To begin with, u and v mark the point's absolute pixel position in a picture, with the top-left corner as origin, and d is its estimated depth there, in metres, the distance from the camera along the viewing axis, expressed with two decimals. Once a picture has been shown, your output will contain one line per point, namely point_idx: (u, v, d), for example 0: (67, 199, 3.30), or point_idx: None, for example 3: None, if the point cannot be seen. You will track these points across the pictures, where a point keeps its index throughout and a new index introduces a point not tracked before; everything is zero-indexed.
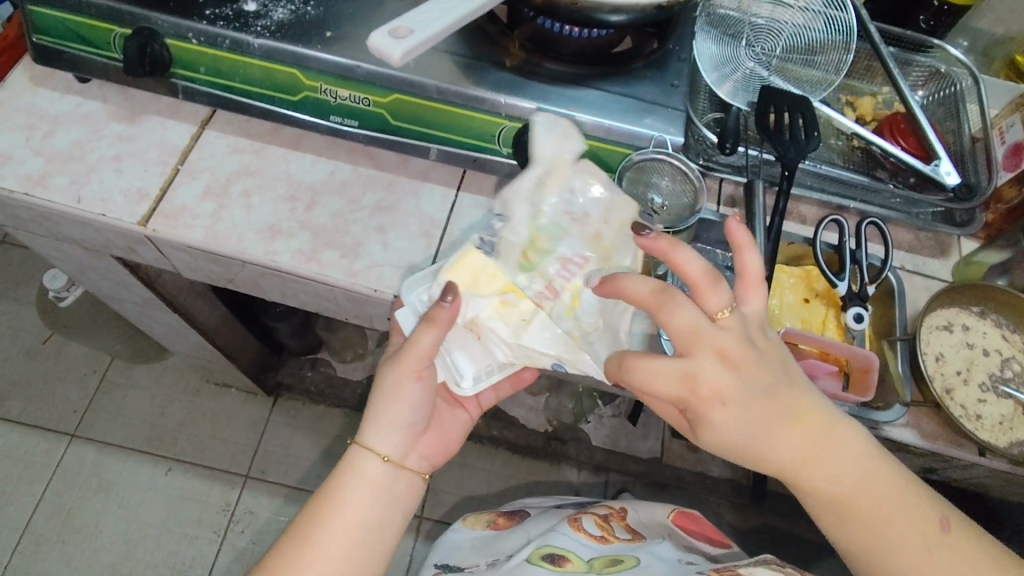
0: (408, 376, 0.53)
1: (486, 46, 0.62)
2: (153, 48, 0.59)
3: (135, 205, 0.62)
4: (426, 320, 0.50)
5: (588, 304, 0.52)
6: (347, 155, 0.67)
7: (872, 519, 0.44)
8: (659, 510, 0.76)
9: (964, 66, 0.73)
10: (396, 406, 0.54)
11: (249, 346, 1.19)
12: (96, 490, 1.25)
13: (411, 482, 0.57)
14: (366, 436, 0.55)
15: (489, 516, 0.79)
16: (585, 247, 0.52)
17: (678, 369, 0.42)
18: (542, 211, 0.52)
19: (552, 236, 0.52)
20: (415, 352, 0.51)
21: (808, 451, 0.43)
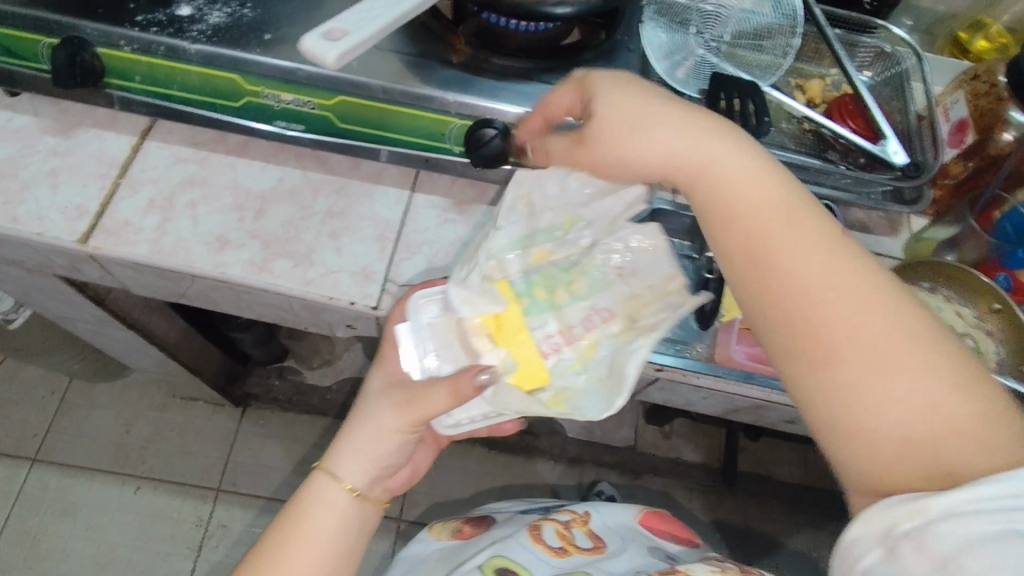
0: (401, 426, 0.53)
1: (432, 43, 0.61)
2: (83, 57, 0.56)
3: (74, 222, 0.59)
4: (450, 381, 0.50)
5: (601, 357, 0.53)
6: (296, 160, 0.65)
7: (813, 262, 0.42)
8: (627, 512, 0.76)
9: (907, 46, 0.75)
10: (375, 444, 0.53)
11: (213, 357, 1.17)
12: (62, 514, 1.21)
13: (375, 514, 0.56)
14: (337, 466, 0.54)
15: (455, 524, 0.79)
16: (617, 304, 0.53)
17: (652, 128, 0.46)
18: (594, 255, 0.53)
19: (592, 284, 0.53)
20: (422, 403, 0.52)
21: (766, 205, 0.44)
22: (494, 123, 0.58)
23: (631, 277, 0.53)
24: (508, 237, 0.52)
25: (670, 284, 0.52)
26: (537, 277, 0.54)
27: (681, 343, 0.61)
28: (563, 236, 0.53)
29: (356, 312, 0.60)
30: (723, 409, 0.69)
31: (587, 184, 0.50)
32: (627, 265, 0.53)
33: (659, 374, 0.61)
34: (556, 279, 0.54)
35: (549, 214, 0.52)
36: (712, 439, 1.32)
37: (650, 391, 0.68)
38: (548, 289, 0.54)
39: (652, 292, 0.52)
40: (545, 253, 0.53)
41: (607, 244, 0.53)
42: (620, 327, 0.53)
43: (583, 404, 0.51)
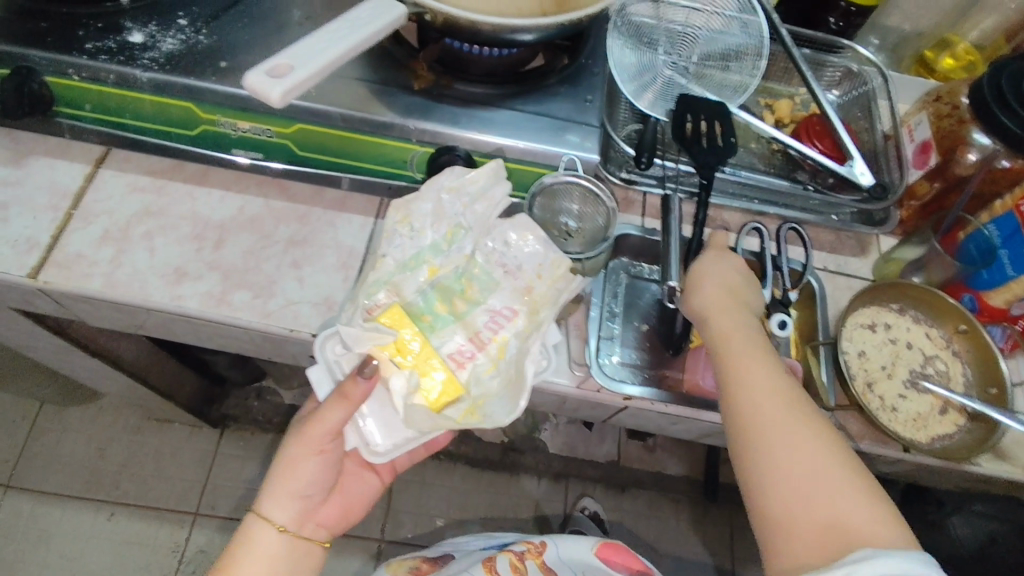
0: (311, 449, 0.51)
1: (394, 69, 0.60)
2: (32, 87, 0.55)
3: (25, 257, 0.58)
4: (338, 394, 0.49)
5: (511, 356, 0.55)
6: (257, 188, 0.64)
7: (764, 393, 0.47)
8: (584, 540, 0.73)
9: (874, 65, 0.75)
10: (293, 476, 0.52)
11: (186, 380, 1.14)
12: (31, 543, 1.18)
13: (312, 552, 0.54)
14: (262, 505, 0.53)
15: (413, 562, 0.77)
16: (514, 301, 0.56)
17: (735, 308, 0.53)
18: (479, 259, 0.56)
19: (485, 286, 0.56)
20: (320, 425, 0.50)
21: (750, 388, 0.48)
22: (455, 150, 0.57)
23: (517, 272, 0.56)
24: (395, 262, 0.55)
25: (557, 269, 0.55)
26: (435, 293, 0.55)
27: (645, 369, 0.62)
28: (447, 248, 0.55)
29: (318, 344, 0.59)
30: (697, 434, 0.68)
31: (456, 198, 0.54)
32: (512, 261, 0.56)
33: (628, 404, 0.60)
34: (451, 290, 0.56)
35: (431, 231, 0.55)
36: (695, 451, 1.31)
37: (622, 417, 0.67)
38: (448, 299, 0.56)
39: (541, 280, 0.55)
40: (436, 269, 0.55)
41: (489, 245, 0.56)
42: (522, 322, 0.55)
43: (494, 409, 0.53)
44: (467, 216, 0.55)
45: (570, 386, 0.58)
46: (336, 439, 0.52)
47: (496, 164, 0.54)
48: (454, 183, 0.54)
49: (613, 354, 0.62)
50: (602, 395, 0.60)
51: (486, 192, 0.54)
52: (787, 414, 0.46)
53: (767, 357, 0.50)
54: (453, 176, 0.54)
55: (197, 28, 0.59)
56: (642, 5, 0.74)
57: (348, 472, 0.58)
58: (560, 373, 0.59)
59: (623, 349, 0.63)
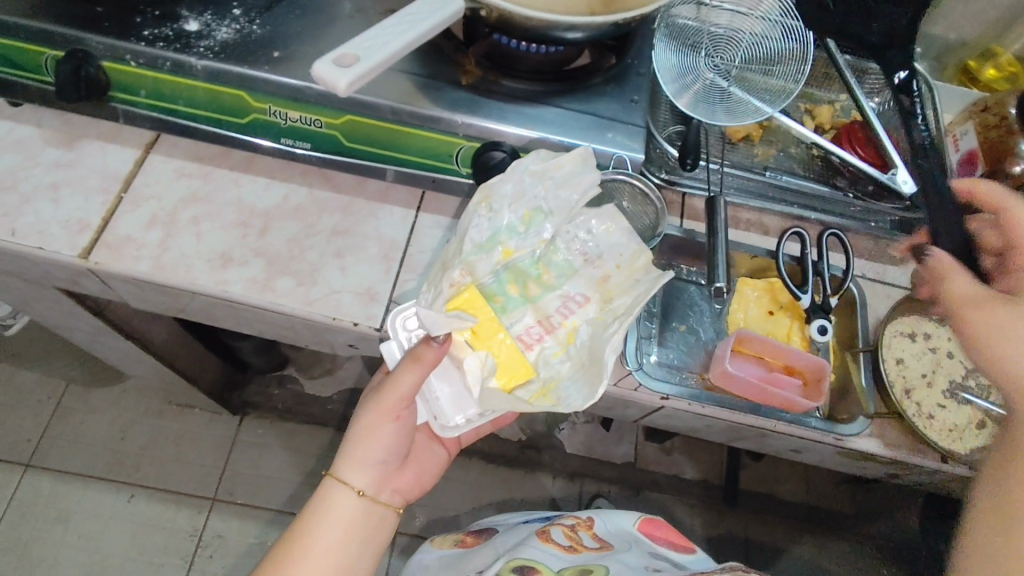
0: (387, 417, 0.54)
1: (442, 64, 0.60)
2: (88, 70, 0.56)
3: (76, 237, 0.59)
4: (410, 358, 0.51)
5: (581, 342, 0.58)
6: (301, 177, 0.65)
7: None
8: (625, 516, 0.76)
9: (917, 74, 0.75)
10: (370, 442, 0.55)
11: (211, 367, 1.16)
12: (54, 521, 1.20)
13: (386, 518, 0.56)
14: (339, 471, 0.55)
15: (456, 537, 0.82)
16: (589, 288, 0.59)
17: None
18: (557, 246, 0.59)
19: (560, 272, 0.60)
20: (397, 392, 0.52)
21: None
22: (501, 145, 0.57)
23: (597, 261, 0.59)
24: (473, 242, 0.56)
25: (637, 260, 0.58)
26: (508, 274, 0.59)
27: (685, 370, 0.63)
28: (525, 231, 0.58)
29: (359, 333, 0.60)
30: (728, 437, 0.68)
31: (540, 179, 0.55)
32: (591, 249, 0.59)
33: (665, 403, 0.60)
34: (526, 274, 0.59)
35: (508, 212, 0.56)
36: (713, 457, 1.31)
37: (654, 416, 0.67)
38: (520, 282, 0.59)
39: (620, 269, 0.58)
40: (510, 251, 0.58)
41: (569, 232, 0.59)
42: (594, 309, 0.58)
43: (567, 392, 0.56)
44: (548, 200, 0.56)
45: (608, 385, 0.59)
46: (409, 407, 0.55)
47: (584, 149, 0.54)
48: (543, 162, 0.54)
49: (650, 354, 0.62)
50: (639, 394, 0.60)
51: (572, 177, 0.55)
52: None
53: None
54: (539, 157, 0.54)
55: (251, 18, 0.60)
56: (686, 7, 0.73)
57: (419, 444, 0.62)
58: None
59: (661, 349, 0.63)
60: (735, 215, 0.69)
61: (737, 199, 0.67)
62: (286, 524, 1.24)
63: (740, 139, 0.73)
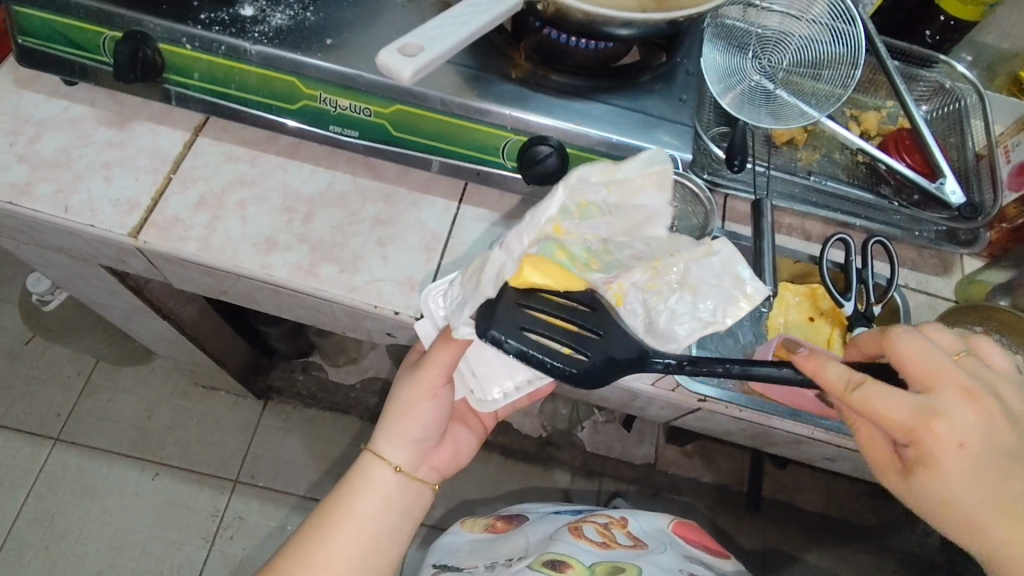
0: (423, 395, 0.58)
1: (492, 56, 0.60)
2: (145, 52, 0.57)
3: (126, 216, 0.60)
4: (444, 339, 0.54)
5: (632, 306, 0.48)
6: (346, 165, 0.65)
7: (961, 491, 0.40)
8: (659, 519, 0.78)
9: (969, 82, 0.74)
10: (409, 419, 0.58)
11: (239, 350, 1.17)
12: (80, 495, 1.22)
13: (421, 493, 0.60)
14: (378, 446, 0.59)
15: (487, 520, 0.84)
16: (640, 263, 0.46)
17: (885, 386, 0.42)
18: (611, 247, 0.46)
19: (610, 262, 0.46)
20: (434, 369, 0.55)
21: (959, 484, 0.40)
22: (548, 140, 0.57)
23: (647, 253, 0.46)
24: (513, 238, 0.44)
25: (697, 248, 0.45)
26: (552, 252, 0.45)
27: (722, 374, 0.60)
28: (577, 221, 0.44)
29: (399, 322, 0.60)
30: (761, 442, 0.67)
31: (604, 181, 0.43)
32: (646, 250, 0.46)
33: (702, 404, 0.60)
34: (571, 255, 0.45)
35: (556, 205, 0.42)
36: (733, 462, 1.30)
37: (688, 418, 0.67)
38: (568, 256, 0.45)
39: (676, 256, 0.45)
40: (561, 231, 0.44)
41: (622, 234, 0.45)
42: (644, 274, 0.46)
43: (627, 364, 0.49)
44: (611, 199, 0.43)
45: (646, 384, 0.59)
46: (447, 385, 0.58)
47: (664, 167, 0.43)
48: (609, 176, 0.43)
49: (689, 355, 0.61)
50: (675, 395, 0.59)
51: (633, 193, 0.43)
52: (991, 510, 0.40)
53: (983, 440, 0.40)
54: (603, 167, 0.42)
55: (305, 5, 0.60)
56: (734, 8, 0.73)
57: (455, 425, 0.65)
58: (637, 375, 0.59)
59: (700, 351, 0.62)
60: (778, 219, 0.68)
61: (782, 203, 0.67)
62: (306, 509, 1.25)
63: (784, 142, 0.72)
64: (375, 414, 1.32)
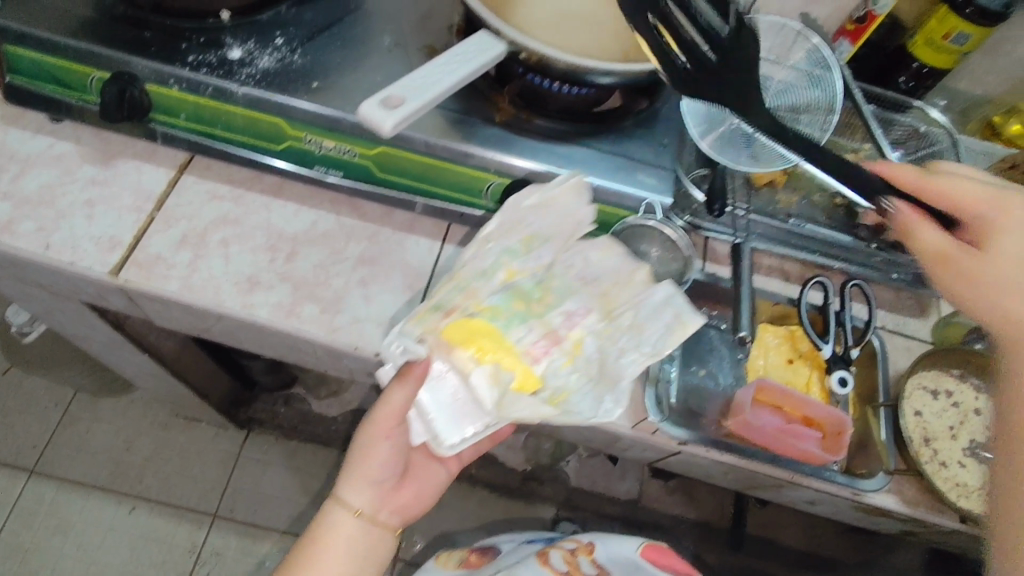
0: (380, 435, 0.55)
1: (476, 100, 0.61)
2: (132, 93, 0.57)
3: (107, 254, 0.59)
4: (400, 376, 0.52)
5: (588, 354, 0.54)
6: (330, 204, 0.65)
7: (994, 305, 0.44)
8: (628, 542, 0.76)
9: (942, 127, 0.76)
10: (365, 461, 0.56)
11: (222, 382, 1.16)
12: (54, 530, 1.19)
13: (387, 536, 0.58)
14: (340, 491, 0.57)
15: (461, 554, 0.82)
16: (591, 302, 0.55)
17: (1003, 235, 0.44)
18: (556, 272, 0.55)
19: (560, 291, 0.54)
20: (391, 407, 0.53)
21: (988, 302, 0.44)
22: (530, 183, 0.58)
23: (593, 283, 0.56)
24: (473, 269, 0.54)
25: (635, 276, 0.56)
26: (511, 295, 0.53)
27: (704, 416, 0.62)
28: (524, 254, 0.54)
29: (380, 363, 0.60)
30: (744, 485, 0.67)
31: (538, 210, 0.54)
32: (590, 275, 0.56)
33: (682, 447, 0.60)
34: (529, 293, 0.54)
35: (509, 237, 0.55)
36: (716, 498, 1.29)
37: (669, 459, 0.66)
38: (524, 302, 0.53)
39: (619, 285, 0.56)
40: (514, 273, 0.54)
41: (568, 258, 0.56)
42: (598, 320, 0.54)
43: (578, 403, 0.52)
44: (548, 226, 0.55)
45: (625, 427, 0.58)
46: (401, 427, 0.55)
47: (579, 181, 0.55)
48: (540, 198, 0.54)
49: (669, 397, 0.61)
50: (656, 438, 0.59)
51: (571, 210, 0.54)
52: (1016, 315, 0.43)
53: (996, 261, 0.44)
54: (535, 192, 0.54)
55: (292, 47, 0.61)
56: None
57: (417, 463, 0.60)
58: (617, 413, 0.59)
59: (679, 393, 0.63)
60: (758, 260, 0.70)
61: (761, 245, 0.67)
62: (286, 545, 1.22)
63: (763, 184, 0.74)
64: None
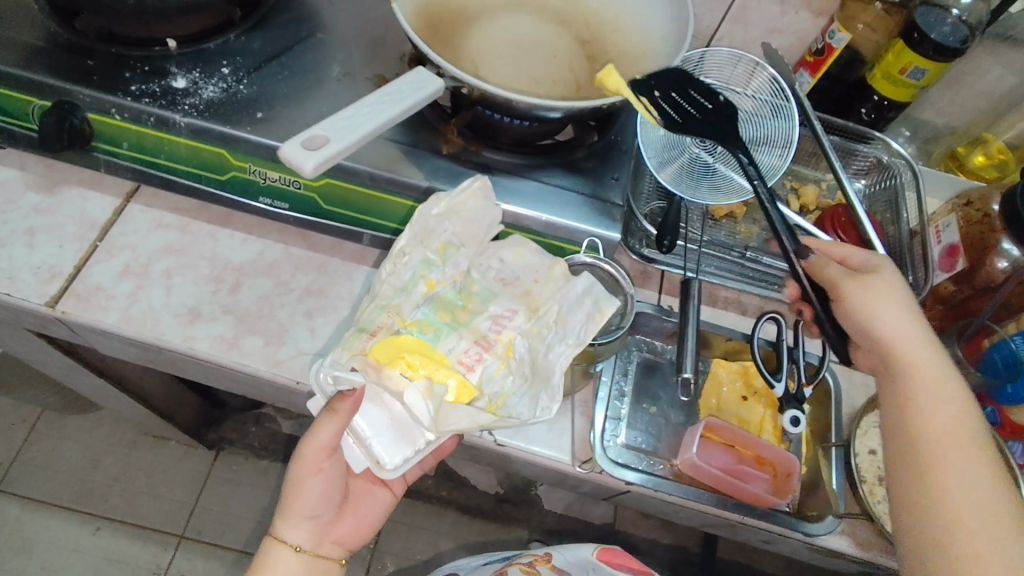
0: (310, 470, 0.55)
1: (424, 131, 0.61)
2: (72, 122, 0.56)
3: (45, 285, 0.58)
4: (327, 410, 0.52)
5: (520, 354, 0.52)
6: (278, 235, 0.65)
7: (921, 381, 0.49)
8: (586, 547, 0.75)
9: (903, 158, 0.75)
10: (299, 497, 0.55)
11: (189, 402, 1.15)
12: (16, 551, 1.17)
13: (330, 567, 0.58)
14: (278, 529, 0.56)
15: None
16: (515, 302, 0.54)
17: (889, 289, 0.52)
18: (475, 277, 0.54)
19: (482, 295, 0.54)
20: (319, 441, 0.53)
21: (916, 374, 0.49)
22: None
23: (513, 282, 0.55)
24: (391, 288, 0.53)
25: (553, 271, 0.55)
26: (434, 307, 0.52)
27: (651, 456, 0.60)
28: (442, 264, 0.54)
29: None
30: (698, 522, 0.66)
31: (446, 217, 0.54)
32: (508, 275, 0.55)
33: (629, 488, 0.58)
34: (453, 304, 0.53)
35: (423, 250, 0.54)
36: None
37: (622, 496, 0.65)
38: (449, 311, 0.52)
39: (540, 282, 0.55)
40: (433, 284, 0.53)
41: (483, 262, 0.55)
42: (525, 320, 0.53)
43: (515, 405, 0.51)
44: (458, 233, 0.54)
45: (571, 464, 0.57)
46: (334, 457, 0.55)
47: (484, 184, 0.54)
48: (445, 205, 0.54)
49: (618, 435, 0.61)
50: (604, 477, 0.58)
51: (475, 215, 0.54)
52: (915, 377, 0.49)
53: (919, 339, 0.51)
54: (441, 199, 0.54)
55: (239, 77, 0.60)
56: None
57: (358, 489, 0.60)
58: (560, 450, 0.58)
59: (629, 431, 0.61)
60: (713, 293, 0.68)
61: (713, 279, 0.67)
62: None
63: (723, 215, 0.73)
64: None
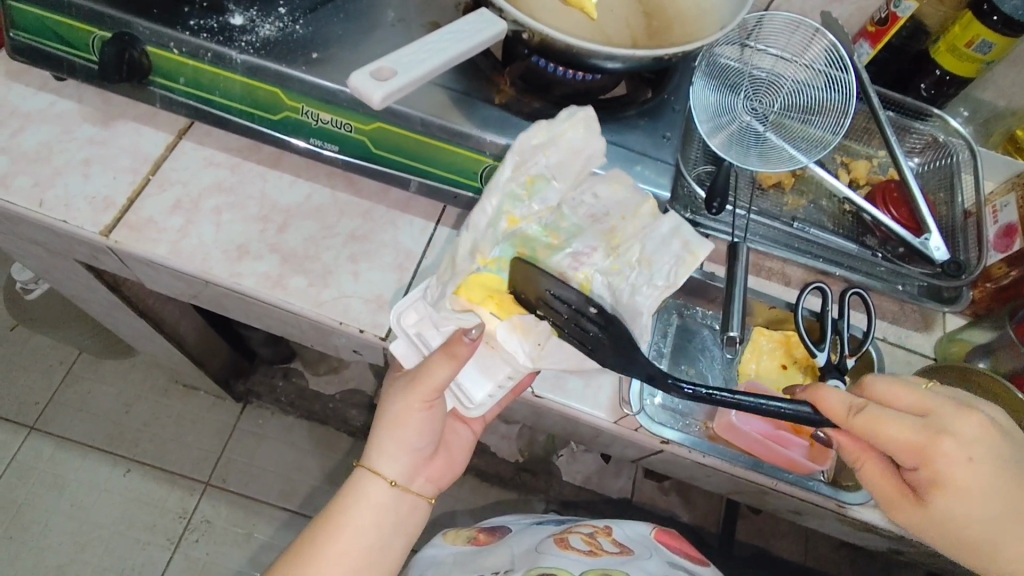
0: (417, 405, 0.54)
1: (477, 81, 0.60)
2: (131, 54, 0.57)
3: (99, 214, 0.59)
4: (444, 353, 0.50)
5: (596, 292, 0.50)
6: (326, 178, 0.65)
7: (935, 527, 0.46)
8: (641, 526, 0.77)
9: (961, 137, 0.73)
10: (402, 429, 0.55)
11: (219, 353, 1.17)
12: (49, 487, 1.21)
13: (416, 506, 0.58)
14: (372, 460, 0.56)
15: (469, 532, 0.82)
16: (596, 239, 0.51)
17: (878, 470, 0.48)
18: (565, 212, 0.51)
19: (569, 231, 0.51)
20: (429, 384, 0.52)
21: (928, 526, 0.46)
22: None
23: (602, 219, 0.52)
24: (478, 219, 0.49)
25: (642, 209, 0.52)
26: (513, 243, 0.50)
27: (688, 417, 0.60)
28: (529, 199, 0.50)
29: (364, 340, 0.60)
30: (728, 489, 0.66)
31: (542, 148, 0.50)
32: (598, 212, 0.52)
33: (663, 447, 0.59)
34: (535, 240, 0.51)
35: (511, 178, 0.49)
36: (711, 503, 1.27)
37: (652, 458, 0.65)
38: (529, 247, 0.50)
39: (627, 219, 0.52)
40: (516, 219, 0.50)
41: (574, 197, 0.52)
42: (605, 257, 0.51)
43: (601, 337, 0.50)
44: (551, 164, 0.50)
45: (608, 421, 0.58)
46: (440, 397, 0.55)
47: (586, 113, 0.49)
48: (545, 134, 0.50)
49: (655, 395, 0.59)
50: (638, 435, 0.58)
51: (577, 144, 0.50)
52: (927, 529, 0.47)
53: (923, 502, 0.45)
54: (542, 129, 0.50)
55: (295, 17, 0.60)
56: (729, 47, 0.73)
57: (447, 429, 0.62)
58: (597, 407, 0.58)
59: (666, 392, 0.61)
60: (758, 262, 0.68)
61: (760, 246, 0.65)
62: (275, 518, 1.23)
63: (771, 185, 0.72)
64: (354, 427, 1.31)
